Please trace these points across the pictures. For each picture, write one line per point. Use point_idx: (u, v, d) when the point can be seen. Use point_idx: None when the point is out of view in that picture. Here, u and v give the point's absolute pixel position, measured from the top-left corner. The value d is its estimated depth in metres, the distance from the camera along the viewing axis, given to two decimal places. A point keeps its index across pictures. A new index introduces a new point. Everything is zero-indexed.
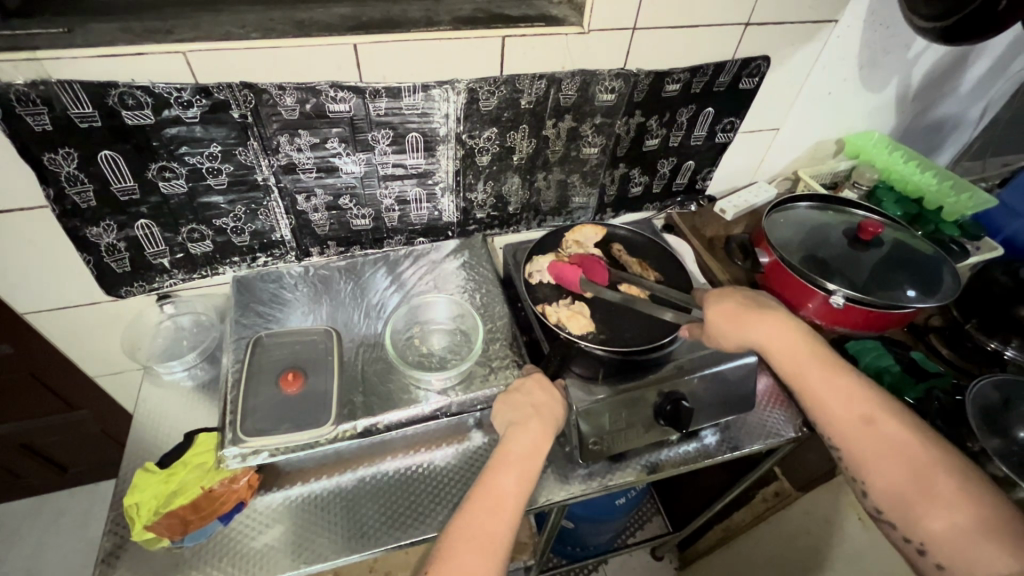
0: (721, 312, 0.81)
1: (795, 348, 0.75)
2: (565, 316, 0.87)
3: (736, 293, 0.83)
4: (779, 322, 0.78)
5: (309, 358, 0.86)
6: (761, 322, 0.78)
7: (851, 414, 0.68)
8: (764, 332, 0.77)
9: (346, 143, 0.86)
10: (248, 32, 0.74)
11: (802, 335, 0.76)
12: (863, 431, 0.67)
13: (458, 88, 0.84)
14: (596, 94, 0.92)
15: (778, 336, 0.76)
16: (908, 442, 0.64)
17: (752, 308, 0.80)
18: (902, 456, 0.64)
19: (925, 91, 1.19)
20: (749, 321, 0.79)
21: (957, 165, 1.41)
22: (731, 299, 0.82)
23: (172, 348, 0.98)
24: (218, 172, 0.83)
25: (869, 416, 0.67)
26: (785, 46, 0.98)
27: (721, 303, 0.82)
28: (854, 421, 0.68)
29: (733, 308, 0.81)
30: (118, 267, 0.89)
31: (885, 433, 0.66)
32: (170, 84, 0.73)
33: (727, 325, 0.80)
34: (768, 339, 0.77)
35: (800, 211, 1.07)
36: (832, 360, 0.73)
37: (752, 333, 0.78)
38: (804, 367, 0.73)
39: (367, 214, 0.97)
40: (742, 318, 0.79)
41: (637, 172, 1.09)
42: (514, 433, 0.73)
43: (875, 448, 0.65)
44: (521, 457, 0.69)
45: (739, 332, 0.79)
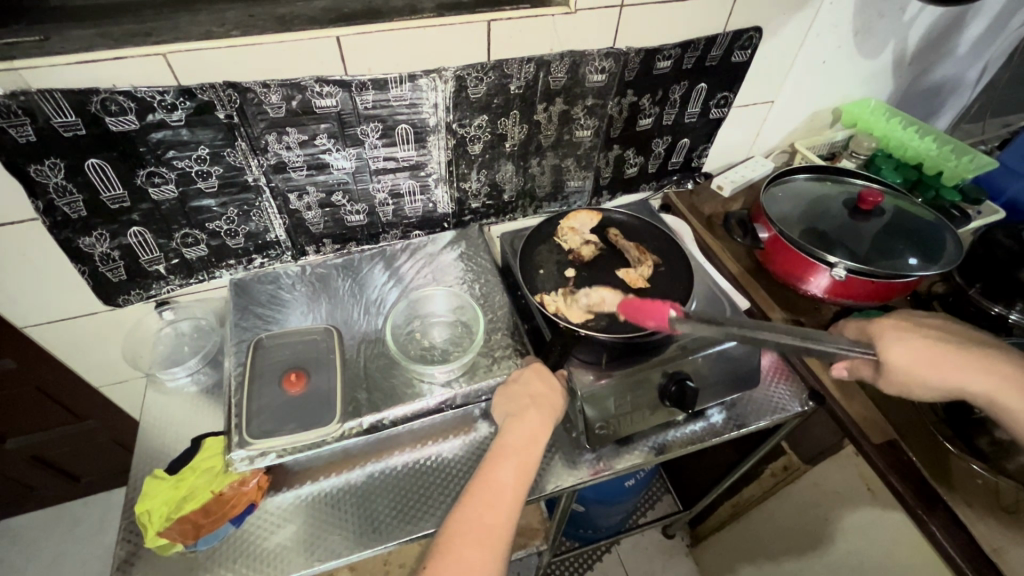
0: (914, 358, 0.72)
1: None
2: (563, 304, 0.85)
3: (925, 334, 0.73)
4: (1001, 372, 0.69)
5: (311, 357, 0.86)
6: (986, 372, 0.70)
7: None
8: (983, 377, 0.70)
9: (335, 139, 0.84)
10: (228, 29, 0.72)
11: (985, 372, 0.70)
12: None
13: (445, 77, 0.83)
14: (586, 75, 0.91)
15: (1010, 389, 0.68)
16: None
17: (953, 352, 0.71)
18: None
19: (921, 55, 1.16)
20: (961, 371, 0.70)
21: (955, 129, 1.40)
22: (919, 342, 0.73)
23: (174, 354, 0.98)
24: (208, 175, 0.82)
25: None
26: (778, 15, 0.96)
27: (907, 346, 0.73)
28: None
29: (913, 354, 0.72)
30: (113, 276, 0.88)
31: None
32: (152, 88, 0.71)
33: (916, 372, 0.72)
34: (1006, 394, 0.68)
35: (799, 183, 1.05)
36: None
37: (955, 382, 0.70)
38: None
39: (361, 209, 0.96)
40: (946, 367, 0.71)
41: (632, 152, 1.08)
42: (511, 424, 0.72)
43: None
44: (518, 448, 0.69)
45: (938, 378, 0.71)
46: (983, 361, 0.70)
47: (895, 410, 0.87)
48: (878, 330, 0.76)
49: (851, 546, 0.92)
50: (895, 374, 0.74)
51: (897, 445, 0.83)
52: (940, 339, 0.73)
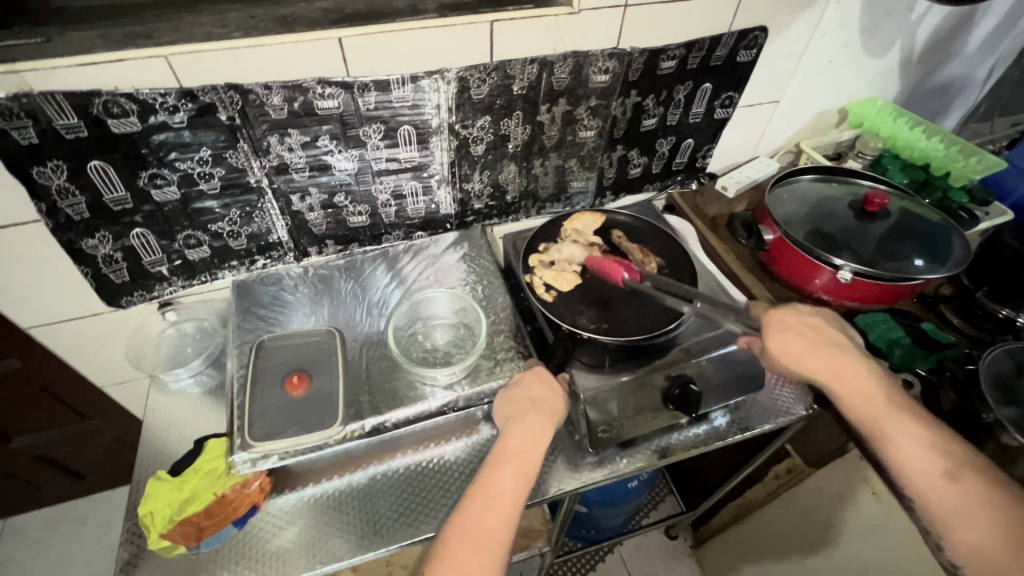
0: (778, 339, 0.77)
1: (865, 388, 0.71)
2: (552, 278, 0.89)
3: (790, 319, 0.79)
4: (841, 355, 0.74)
5: (314, 359, 0.86)
6: (827, 355, 0.74)
7: (935, 463, 0.63)
8: (827, 365, 0.74)
9: (337, 140, 0.84)
10: (230, 31, 0.72)
11: (830, 361, 0.74)
12: (945, 483, 0.62)
13: (448, 78, 0.82)
14: (589, 76, 0.90)
15: (846, 375, 0.72)
16: (991, 494, 0.60)
17: (809, 340, 0.76)
18: (984, 505, 0.59)
19: (929, 54, 1.15)
20: (809, 353, 0.75)
21: (963, 129, 1.38)
22: (783, 325, 0.78)
23: (176, 355, 0.98)
24: (210, 176, 0.82)
25: (951, 468, 0.62)
26: (784, 15, 0.95)
27: (773, 329, 0.78)
28: (935, 472, 0.63)
29: (779, 337, 0.77)
30: (116, 278, 0.88)
31: (969, 485, 0.61)
32: (154, 90, 0.71)
33: (779, 353, 0.77)
34: (836, 372, 0.73)
35: (803, 184, 1.04)
36: (906, 404, 0.69)
37: (803, 362, 0.75)
38: (879, 411, 0.68)
39: (363, 210, 0.96)
40: (799, 348, 0.76)
41: (636, 153, 1.07)
42: (512, 427, 0.72)
43: (960, 499, 0.61)
44: (519, 452, 0.69)
45: (796, 362, 0.76)
46: (832, 351, 0.74)
47: None
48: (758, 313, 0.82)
49: (857, 551, 0.91)
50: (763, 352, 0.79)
51: None
52: (805, 325, 0.78)
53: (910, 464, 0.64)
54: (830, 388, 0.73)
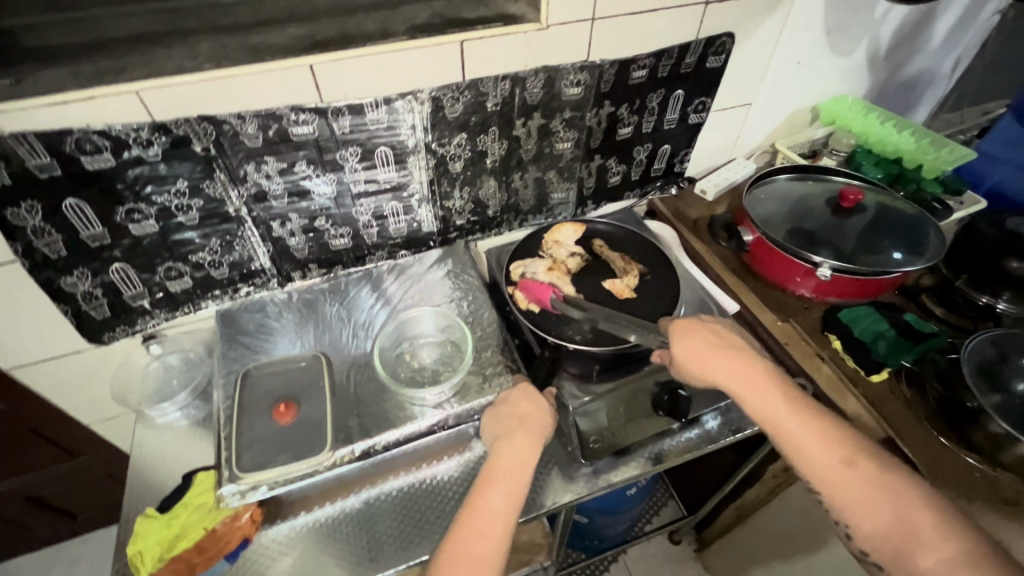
0: (684, 348, 0.74)
1: (767, 393, 0.69)
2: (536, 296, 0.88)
3: (695, 327, 0.76)
4: (744, 359, 0.72)
5: (301, 386, 0.85)
6: (731, 360, 0.72)
7: (838, 458, 0.64)
8: (731, 372, 0.71)
9: (314, 165, 0.84)
10: (201, 63, 0.72)
11: (733, 366, 0.72)
12: (845, 473, 0.63)
13: (421, 98, 0.83)
14: (562, 89, 0.91)
15: (748, 380, 0.70)
16: (886, 478, 0.61)
17: (713, 346, 0.74)
18: (884, 490, 0.61)
19: (895, 50, 1.17)
20: (715, 362, 0.72)
21: (934, 120, 1.41)
22: (690, 333, 0.75)
23: (163, 389, 0.97)
24: (188, 208, 0.82)
25: (849, 456, 0.64)
26: (749, 20, 0.97)
27: (681, 338, 0.75)
28: (835, 464, 0.64)
29: (695, 346, 0.74)
30: (97, 313, 0.87)
31: (868, 473, 0.63)
32: (127, 125, 0.71)
33: (689, 363, 0.74)
34: (742, 378, 0.71)
35: (781, 183, 1.06)
36: (801, 401, 0.68)
37: (709, 371, 0.72)
38: (779, 413, 0.68)
39: (345, 233, 0.96)
40: (705, 356, 0.73)
41: (614, 161, 1.08)
42: (501, 447, 0.72)
43: (864, 487, 0.62)
44: (508, 471, 0.68)
45: (705, 370, 0.73)
46: (734, 357, 0.72)
47: (890, 404, 0.86)
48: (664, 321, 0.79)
49: None
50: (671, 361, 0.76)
51: (894, 441, 0.83)
52: (709, 335, 0.75)
53: (813, 460, 0.65)
54: (735, 396, 0.71)
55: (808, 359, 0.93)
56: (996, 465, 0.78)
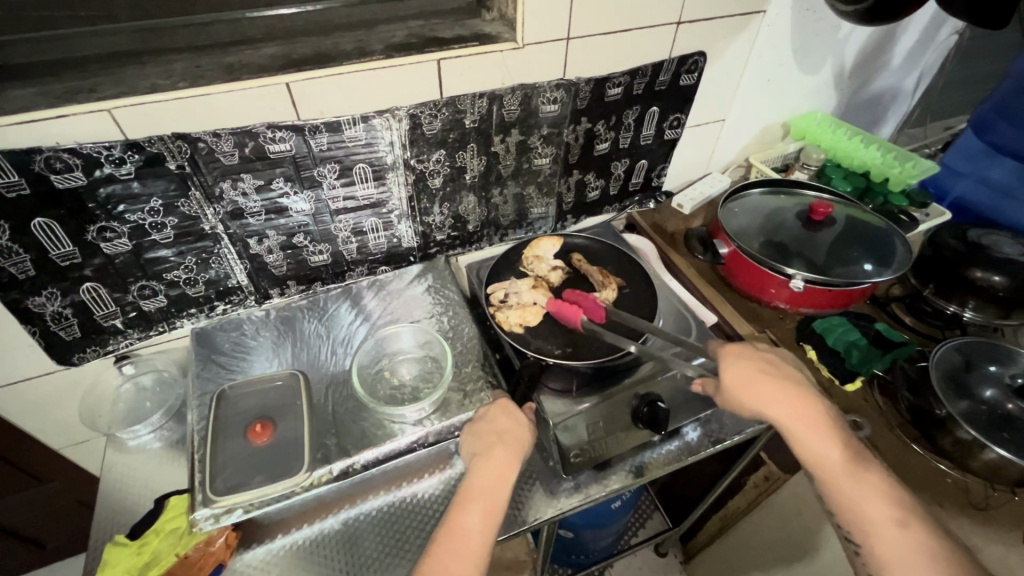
0: (737, 379, 0.75)
1: (820, 433, 0.69)
2: (519, 312, 0.89)
3: (750, 360, 0.76)
4: (800, 398, 0.72)
5: (278, 406, 0.84)
6: (784, 396, 0.72)
7: (883, 510, 0.63)
8: (783, 406, 0.71)
9: (291, 182, 0.84)
10: (175, 81, 0.72)
11: (787, 400, 0.72)
12: (888, 529, 0.62)
13: (398, 116, 0.84)
14: (539, 106, 0.93)
15: (802, 417, 0.70)
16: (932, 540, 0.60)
17: (765, 377, 0.74)
18: (928, 554, 0.59)
19: (859, 68, 1.22)
20: (768, 397, 0.72)
21: (899, 134, 1.46)
22: (748, 366, 0.75)
23: (135, 411, 0.95)
24: (162, 226, 0.81)
25: (896, 510, 0.63)
26: (719, 40, 0.99)
27: (736, 369, 0.75)
28: (882, 518, 0.63)
29: (747, 374, 0.75)
30: (66, 335, 0.85)
31: (913, 532, 0.61)
32: (98, 143, 0.70)
33: (737, 391, 0.74)
34: (796, 417, 0.71)
35: (754, 197, 1.08)
36: (856, 449, 0.68)
37: (759, 405, 0.73)
38: (829, 457, 0.67)
39: (323, 249, 0.95)
40: (759, 390, 0.73)
41: (592, 176, 1.10)
42: (478, 465, 0.71)
43: (908, 547, 0.60)
44: (484, 491, 0.68)
45: (751, 401, 0.73)
46: (787, 392, 0.72)
47: (863, 413, 0.88)
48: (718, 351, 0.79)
49: (836, 555, 0.92)
50: (724, 390, 0.76)
51: (866, 449, 0.85)
52: (764, 365, 0.76)
53: (861, 507, 0.64)
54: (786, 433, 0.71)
55: None
56: (966, 470, 0.79)
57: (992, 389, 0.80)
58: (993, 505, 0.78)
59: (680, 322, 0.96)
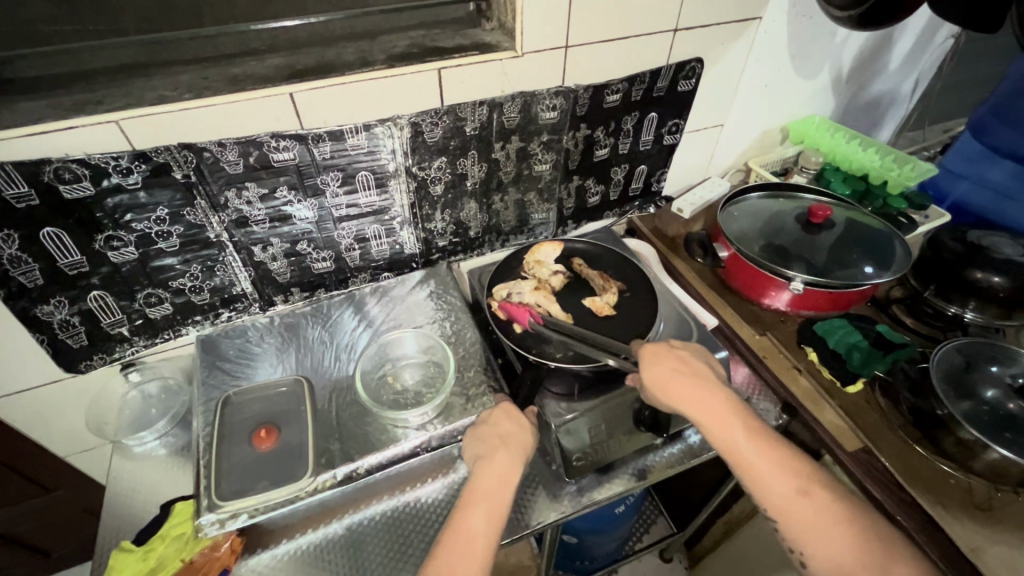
0: (652, 372, 0.75)
1: (728, 418, 0.70)
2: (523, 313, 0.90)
3: (664, 357, 0.77)
4: (705, 385, 0.73)
5: (283, 412, 0.85)
6: (694, 385, 0.73)
7: (792, 488, 0.65)
8: (690, 396, 0.73)
9: (295, 190, 0.85)
10: (182, 93, 0.73)
11: (695, 388, 0.73)
12: (801, 503, 0.64)
13: (400, 124, 0.85)
14: (539, 113, 0.94)
15: (710, 403, 0.72)
16: (837, 508, 0.63)
17: (675, 369, 0.75)
18: (836, 520, 0.62)
19: (856, 73, 1.23)
20: (680, 387, 0.73)
21: (898, 138, 1.47)
22: (663, 362, 0.76)
23: (141, 418, 0.95)
24: (168, 235, 0.82)
25: (804, 486, 0.65)
26: (716, 47, 1.01)
27: (652, 367, 0.75)
28: (794, 494, 0.64)
29: (661, 369, 0.75)
30: (74, 343, 0.86)
31: (821, 503, 0.64)
32: (106, 154, 0.72)
33: (654, 387, 0.74)
34: (705, 408, 0.71)
35: (753, 201, 1.09)
36: (761, 428, 0.70)
37: (675, 400, 0.73)
38: (738, 443, 0.68)
39: (327, 256, 0.96)
40: (672, 381, 0.74)
41: (592, 182, 1.11)
42: (481, 468, 0.71)
43: (821, 519, 0.63)
44: (488, 494, 0.68)
45: (664, 394, 0.74)
46: (696, 380, 0.74)
47: (865, 415, 0.88)
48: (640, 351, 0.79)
49: None
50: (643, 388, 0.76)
51: (870, 451, 0.84)
52: (674, 357, 0.77)
53: (770, 488, 0.65)
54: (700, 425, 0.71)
55: (785, 371, 0.95)
56: (970, 471, 0.79)
57: (994, 389, 0.80)
58: (997, 506, 0.78)
59: (681, 325, 0.96)
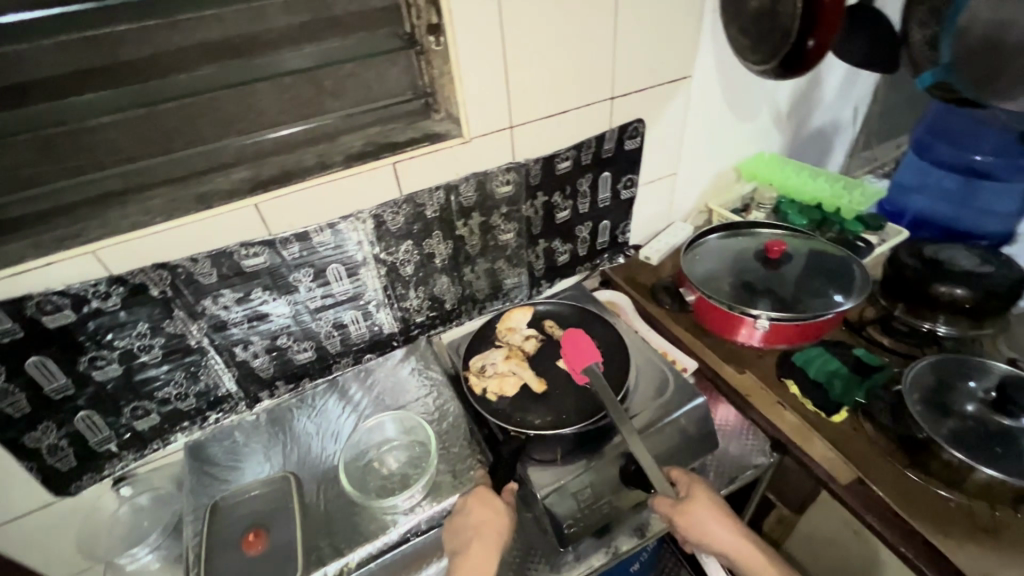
0: (694, 519, 0.78)
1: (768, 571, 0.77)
2: (498, 385, 0.91)
3: (706, 495, 0.81)
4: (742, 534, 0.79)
5: (271, 512, 0.85)
6: (736, 536, 0.78)
7: None
8: (733, 544, 0.78)
9: (270, 290, 0.90)
10: (154, 216, 0.78)
11: (738, 539, 0.78)
12: None
13: (363, 217, 0.90)
14: (494, 188, 0.99)
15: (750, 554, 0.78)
16: None
17: (718, 518, 0.79)
18: None
19: (795, 110, 1.30)
20: (721, 536, 0.78)
21: (850, 160, 1.52)
22: (707, 502, 0.80)
23: (133, 532, 0.96)
24: (150, 347, 0.85)
25: None
26: (654, 107, 1.08)
27: (695, 508, 0.79)
28: None
29: (704, 516, 0.79)
30: (62, 465, 0.87)
31: None
32: (85, 282, 0.76)
33: (694, 532, 0.78)
34: (744, 555, 0.78)
35: (714, 242, 1.12)
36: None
37: (713, 538, 0.78)
38: None
39: (308, 346, 0.99)
40: (713, 530, 0.78)
41: (558, 243, 1.15)
42: (459, 563, 0.76)
43: None
44: None
45: (703, 537, 0.78)
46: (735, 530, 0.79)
47: (854, 444, 0.87)
48: (687, 485, 0.82)
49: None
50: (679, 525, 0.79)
51: (864, 481, 0.83)
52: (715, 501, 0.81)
53: None
54: (738, 564, 0.78)
55: (770, 408, 0.95)
56: (966, 492, 0.78)
57: (974, 404, 0.81)
58: (1001, 526, 0.77)
59: (659, 373, 0.97)
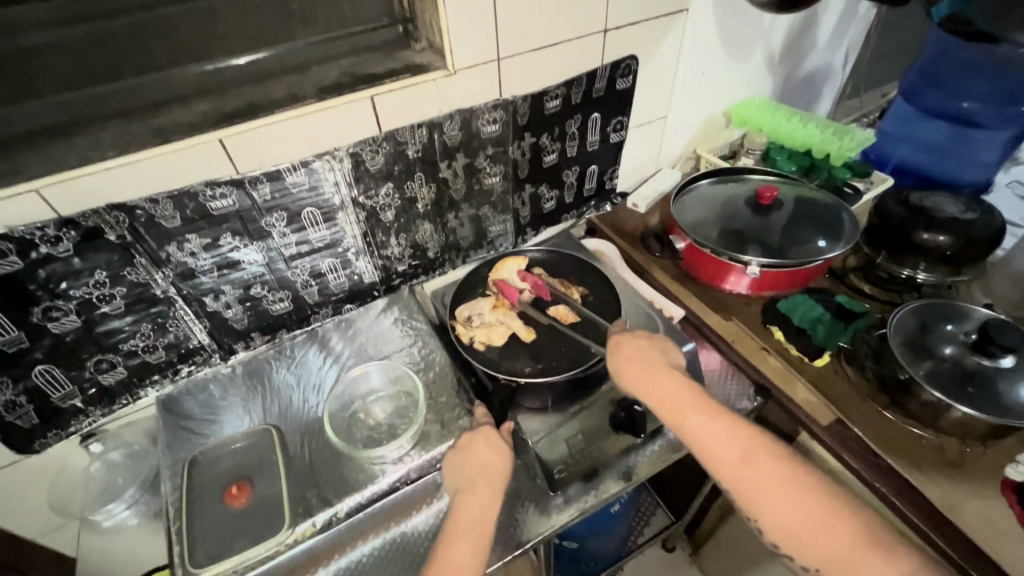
0: (624, 365, 0.78)
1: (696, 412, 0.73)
2: (486, 333, 0.89)
3: (636, 349, 0.80)
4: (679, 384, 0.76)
5: (253, 465, 0.83)
6: (665, 379, 0.76)
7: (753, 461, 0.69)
8: (661, 391, 0.76)
9: (240, 236, 0.83)
10: (104, 151, 0.70)
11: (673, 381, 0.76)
12: (768, 481, 0.67)
13: (339, 156, 0.84)
14: (480, 127, 0.93)
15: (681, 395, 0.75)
16: (814, 492, 0.65)
17: (652, 367, 0.78)
18: (805, 495, 0.65)
19: (788, 52, 1.25)
20: (649, 379, 0.76)
21: (837, 108, 1.50)
22: (634, 352, 0.80)
23: (109, 489, 0.92)
24: (111, 297, 0.79)
25: (770, 466, 0.68)
26: (647, 43, 1.02)
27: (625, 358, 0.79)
28: (756, 469, 0.68)
29: (635, 365, 0.78)
30: (24, 422, 0.82)
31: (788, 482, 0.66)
32: (29, 225, 0.69)
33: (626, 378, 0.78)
34: (672, 398, 0.75)
35: (704, 188, 1.10)
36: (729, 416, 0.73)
37: (640, 381, 0.77)
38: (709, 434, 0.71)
39: (284, 296, 0.94)
40: (642, 372, 0.77)
41: (545, 188, 1.11)
42: (462, 499, 0.73)
43: (789, 499, 0.65)
44: (471, 527, 0.70)
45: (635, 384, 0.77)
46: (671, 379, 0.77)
47: (833, 388, 0.90)
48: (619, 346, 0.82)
49: None
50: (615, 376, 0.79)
51: (843, 422, 0.86)
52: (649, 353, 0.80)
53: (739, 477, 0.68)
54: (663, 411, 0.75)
55: (754, 353, 0.96)
56: (939, 431, 0.82)
57: (952, 346, 0.82)
58: (968, 461, 0.81)
59: (648, 321, 0.96)
